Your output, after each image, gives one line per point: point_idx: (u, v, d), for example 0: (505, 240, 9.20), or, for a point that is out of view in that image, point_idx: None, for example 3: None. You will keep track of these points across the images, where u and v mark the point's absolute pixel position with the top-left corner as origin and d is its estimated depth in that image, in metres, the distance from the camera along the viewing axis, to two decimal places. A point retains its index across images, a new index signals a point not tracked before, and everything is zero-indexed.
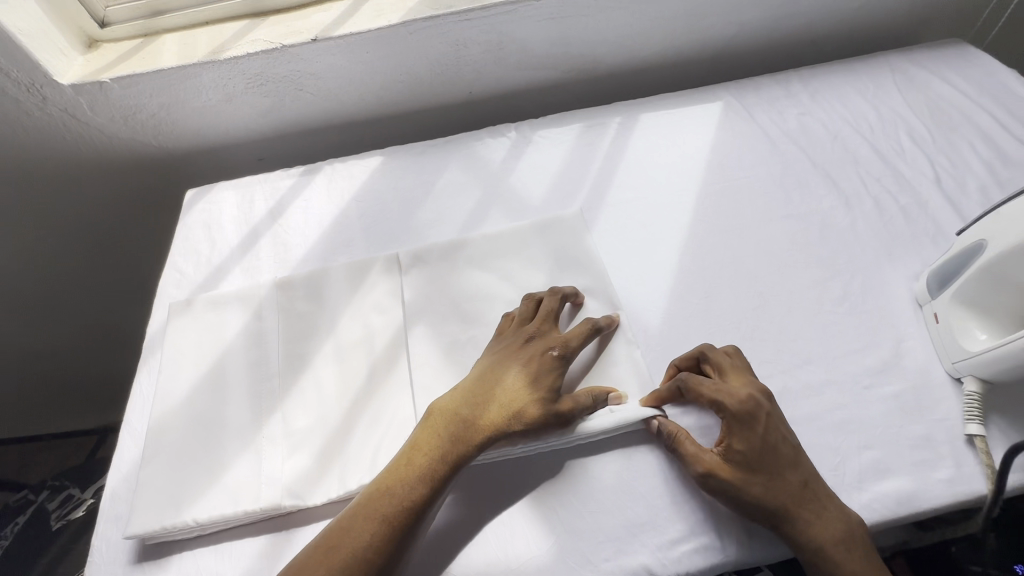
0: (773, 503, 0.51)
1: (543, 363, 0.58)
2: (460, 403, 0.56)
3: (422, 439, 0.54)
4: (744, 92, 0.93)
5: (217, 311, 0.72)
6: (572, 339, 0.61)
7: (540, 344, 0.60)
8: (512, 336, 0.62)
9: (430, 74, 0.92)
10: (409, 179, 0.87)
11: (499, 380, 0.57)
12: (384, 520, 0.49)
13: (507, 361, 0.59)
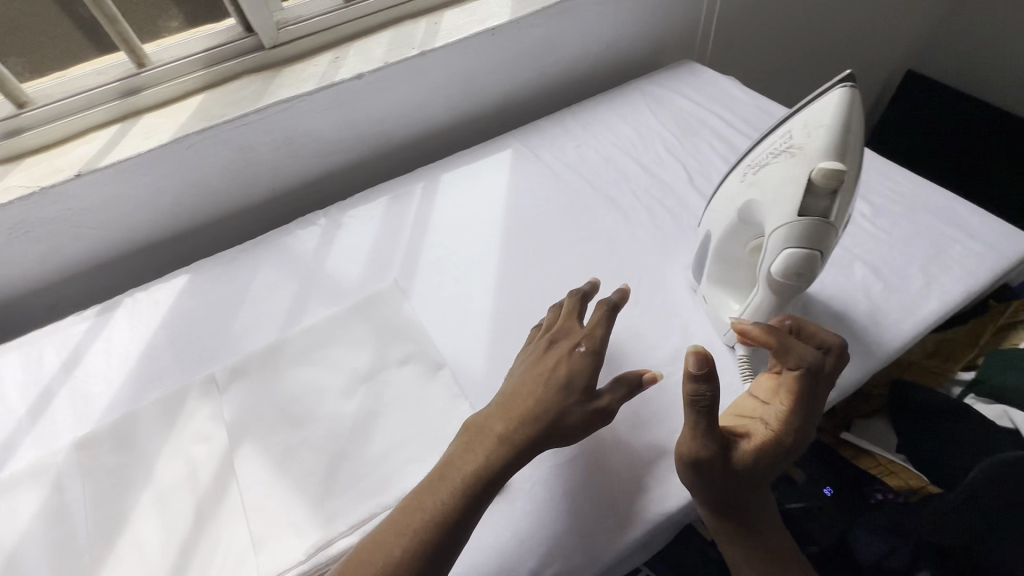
0: (740, 495, 0.53)
1: (574, 362, 0.58)
2: (505, 422, 0.56)
3: (460, 458, 0.54)
4: (528, 137, 1.03)
5: (4, 498, 0.63)
6: (594, 331, 0.61)
7: (566, 344, 0.61)
8: (541, 341, 0.63)
9: (223, 181, 0.91)
10: (221, 290, 0.84)
11: (537, 396, 0.57)
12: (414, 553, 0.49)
13: (535, 366, 0.60)
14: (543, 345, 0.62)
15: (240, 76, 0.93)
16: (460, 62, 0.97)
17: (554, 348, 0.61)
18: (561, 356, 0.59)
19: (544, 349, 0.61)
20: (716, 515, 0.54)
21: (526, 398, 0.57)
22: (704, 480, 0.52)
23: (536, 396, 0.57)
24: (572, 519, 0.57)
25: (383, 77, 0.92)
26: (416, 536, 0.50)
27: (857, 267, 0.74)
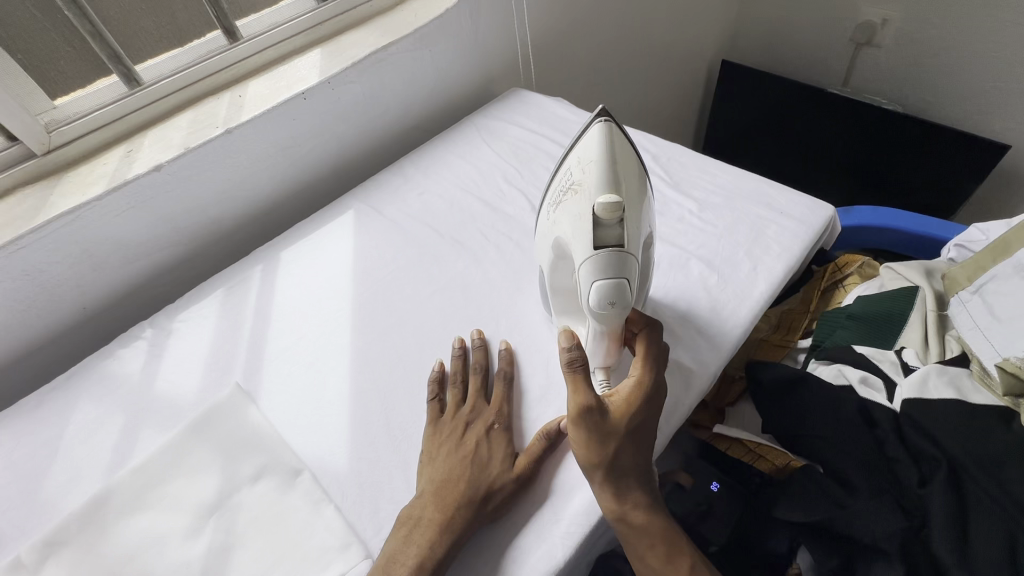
0: (623, 462, 0.55)
1: (493, 438, 0.61)
2: (432, 503, 0.56)
3: (398, 552, 0.54)
4: (369, 193, 1.00)
5: None
6: (503, 409, 0.65)
7: (479, 425, 0.63)
8: (451, 425, 0.63)
9: (12, 315, 0.78)
10: (26, 444, 0.71)
11: (464, 474, 0.58)
12: None
13: (457, 442, 0.61)
14: (456, 419, 0.63)
15: (12, 192, 0.81)
16: (275, 131, 0.92)
17: (472, 424, 0.63)
18: (492, 432, 0.62)
19: (461, 425, 0.63)
20: (612, 490, 0.55)
21: (462, 474, 0.58)
22: (595, 441, 0.54)
23: (475, 472, 0.58)
24: None
25: (187, 163, 0.84)
26: None
27: (692, 264, 0.78)
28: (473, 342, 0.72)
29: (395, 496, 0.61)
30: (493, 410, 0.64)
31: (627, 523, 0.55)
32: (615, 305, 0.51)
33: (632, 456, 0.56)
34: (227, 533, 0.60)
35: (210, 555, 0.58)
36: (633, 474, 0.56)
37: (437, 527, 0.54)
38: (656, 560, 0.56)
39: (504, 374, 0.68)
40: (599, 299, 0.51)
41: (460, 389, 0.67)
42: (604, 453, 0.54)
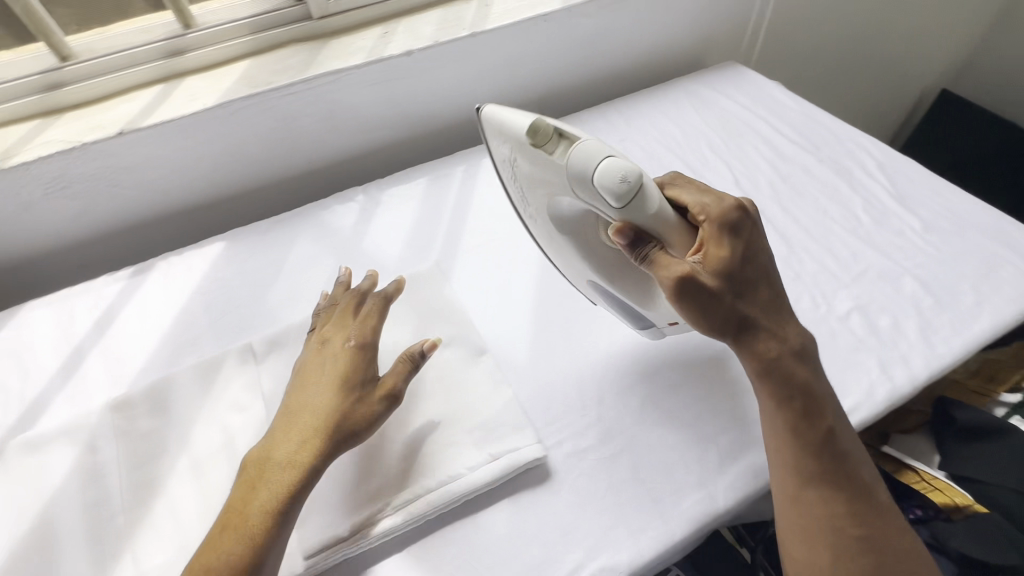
0: (748, 316, 0.54)
1: (350, 353, 0.60)
2: (269, 450, 0.55)
3: (241, 501, 0.52)
4: (571, 127, 1.02)
5: (40, 454, 0.62)
6: (367, 328, 0.63)
7: (336, 342, 0.62)
8: (313, 343, 0.64)
9: (263, 150, 0.89)
10: (256, 261, 0.83)
11: (309, 396, 0.58)
12: (256, 533, 0.50)
13: (320, 362, 0.61)
14: (314, 343, 0.63)
15: (286, 44, 0.91)
16: (509, 45, 0.95)
17: (328, 345, 0.62)
18: (341, 352, 0.61)
19: (315, 350, 0.62)
20: (767, 374, 0.55)
21: (328, 391, 0.58)
22: (700, 309, 0.52)
23: (342, 378, 0.58)
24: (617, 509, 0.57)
25: (430, 56, 0.90)
26: (254, 522, 0.50)
27: (906, 281, 0.74)
28: (340, 276, 0.71)
29: (569, 403, 0.65)
30: (359, 326, 0.63)
31: (779, 407, 0.54)
32: (628, 178, 0.49)
33: (757, 312, 0.55)
34: (417, 384, 0.66)
35: None
36: (780, 342, 0.55)
37: (372, 400, 0.58)
38: (830, 463, 0.52)
39: (378, 299, 0.66)
40: (598, 175, 0.50)
41: (327, 320, 0.67)
42: (710, 294, 0.52)
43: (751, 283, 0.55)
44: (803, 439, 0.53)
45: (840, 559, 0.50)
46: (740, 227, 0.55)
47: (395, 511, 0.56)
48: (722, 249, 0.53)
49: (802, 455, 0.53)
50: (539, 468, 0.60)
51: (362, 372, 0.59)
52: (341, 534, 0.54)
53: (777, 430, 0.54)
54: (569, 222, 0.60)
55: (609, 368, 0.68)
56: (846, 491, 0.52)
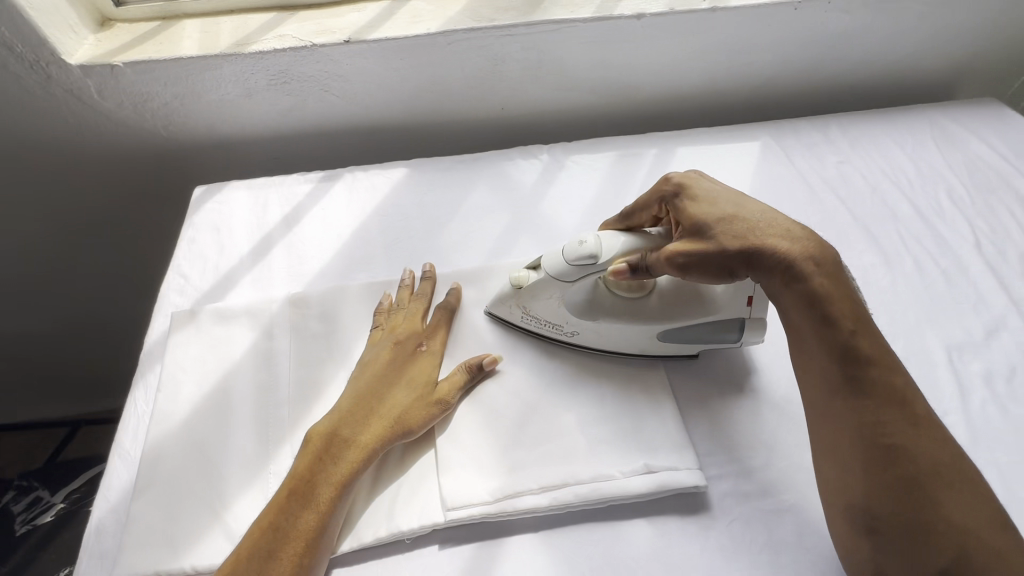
0: (755, 249, 0.55)
1: (418, 360, 0.62)
2: (340, 426, 0.56)
3: (308, 471, 0.53)
4: (783, 134, 0.91)
5: (225, 327, 0.67)
6: (430, 334, 0.64)
7: (408, 343, 0.63)
8: (380, 340, 0.64)
9: (464, 87, 0.88)
10: (434, 196, 0.83)
11: (381, 390, 0.58)
12: (323, 512, 0.51)
13: (390, 361, 0.61)
14: (388, 339, 0.63)
15: None
16: (745, 29, 0.85)
17: (400, 347, 0.62)
18: (413, 355, 0.62)
19: (390, 348, 0.62)
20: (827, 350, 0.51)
21: (397, 386, 0.59)
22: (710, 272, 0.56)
23: (411, 376, 0.60)
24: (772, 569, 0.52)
25: (660, 24, 0.82)
26: (321, 499, 0.51)
27: None
28: (403, 279, 0.69)
29: (734, 438, 0.60)
30: (426, 333, 0.64)
31: (814, 337, 0.52)
32: (585, 240, 0.59)
33: (762, 244, 0.55)
34: (578, 367, 0.64)
35: (560, 375, 0.63)
36: (806, 268, 0.53)
37: (435, 398, 0.58)
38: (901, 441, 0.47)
39: (441, 311, 0.66)
40: (566, 258, 0.60)
41: (393, 318, 0.66)
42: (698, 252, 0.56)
43: (748, 220, 0.56)
44: (835, 372, 0.50)
45: (873, 492, 0.46)
46: (716, 191, 0.60)
47: (543, 491, 0.54)
48: (699, 211, 0.58)
49: (835, 394, 0.50)
50: (691, 496, 0.57)
51: (428, 375, 0.60)
52: (487, 498, 0.54)
53: (810, 360, 0.52)
54: (589, 304, 0.63)
55: (786, 414, 0.62)
56: (884, 430, 0.47)
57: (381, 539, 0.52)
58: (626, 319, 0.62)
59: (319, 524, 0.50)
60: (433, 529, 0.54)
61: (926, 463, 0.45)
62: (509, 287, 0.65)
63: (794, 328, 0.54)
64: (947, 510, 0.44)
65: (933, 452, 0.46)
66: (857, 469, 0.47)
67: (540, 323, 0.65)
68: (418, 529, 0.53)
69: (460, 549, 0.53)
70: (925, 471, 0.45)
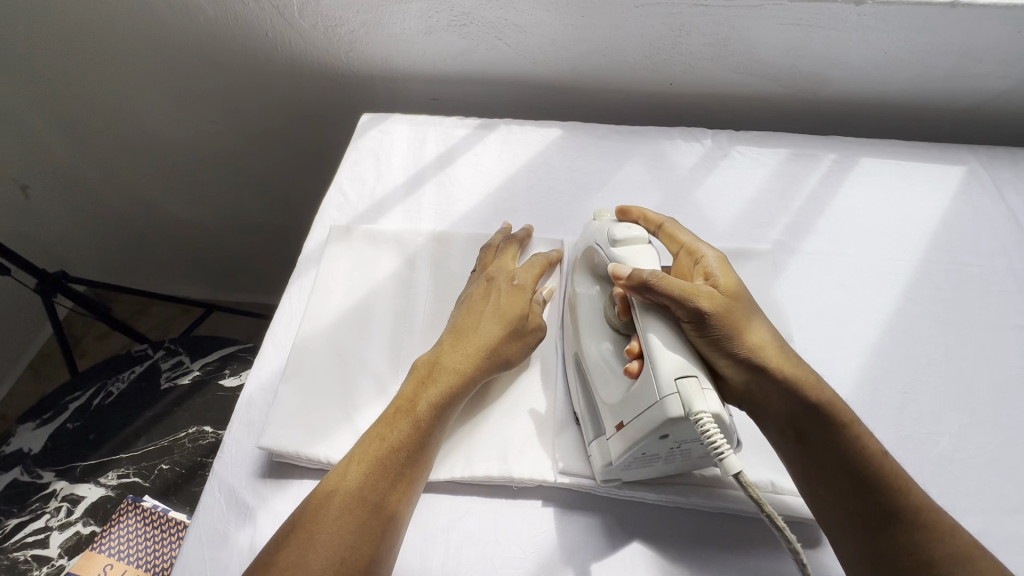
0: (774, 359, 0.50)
1: (509, 295, 0.61)
2: (439, 356, 0.56)
3: (411, 392, 0.53)
4: (998, 162, 0.78)
5: (374, 248, 0.71)
6: (521, 272, 0.63)
7: (498, 281, 0.63)
8: (472, 281, 0.64)
9: (638, 55, 0.84)
10: (586, 161, 0.81)
11: (475, 326, 0.58)
12: (420, 429, 0.51)
13: (483, 297, 0.61)
14: (480, 278, 0.64)
15: None
16: (984, 32, 0.73)
17: (492, 284, 0.62)
18: (505, 289, 0.61)
19: (482, 285, 0.62)
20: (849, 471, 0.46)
21: (492, 318, 0.59)
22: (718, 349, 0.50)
23: (506, 310, 0.60)
24: None
25: (880, 14, 0.73)
26: (419, 416, 0.51)
27: None
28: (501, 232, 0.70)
29: None
30: (516, 271, 0.64)
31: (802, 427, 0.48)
32: (633, 229, 0.57)
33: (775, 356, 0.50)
34: None
35: None
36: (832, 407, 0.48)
37: (532, 330, 0.60)
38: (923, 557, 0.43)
39: (538, 257, 0.66)
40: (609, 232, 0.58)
41: (488, 260, 0.67)
42: (677, 310, 0.50)
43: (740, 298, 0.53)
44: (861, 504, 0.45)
45: None
46: (712, 266, 0.55)
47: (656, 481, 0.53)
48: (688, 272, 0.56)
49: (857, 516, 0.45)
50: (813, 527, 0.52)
51: (523, 309, 0.60)
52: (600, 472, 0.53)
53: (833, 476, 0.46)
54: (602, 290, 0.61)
55: (942, 471, 0.55)
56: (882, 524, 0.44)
57: (493, 479, 0.54)
58: (581, 331, 0.58)
59: (418, 437, 0.50)
60: (540, 484, 0.54)
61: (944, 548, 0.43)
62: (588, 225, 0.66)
63: (777, 434, 0.49)
64: None
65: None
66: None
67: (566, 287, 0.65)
68: (526, 481, 0.54)
69: (563, 510, 0.54)
70: (943, 567, 0.42)
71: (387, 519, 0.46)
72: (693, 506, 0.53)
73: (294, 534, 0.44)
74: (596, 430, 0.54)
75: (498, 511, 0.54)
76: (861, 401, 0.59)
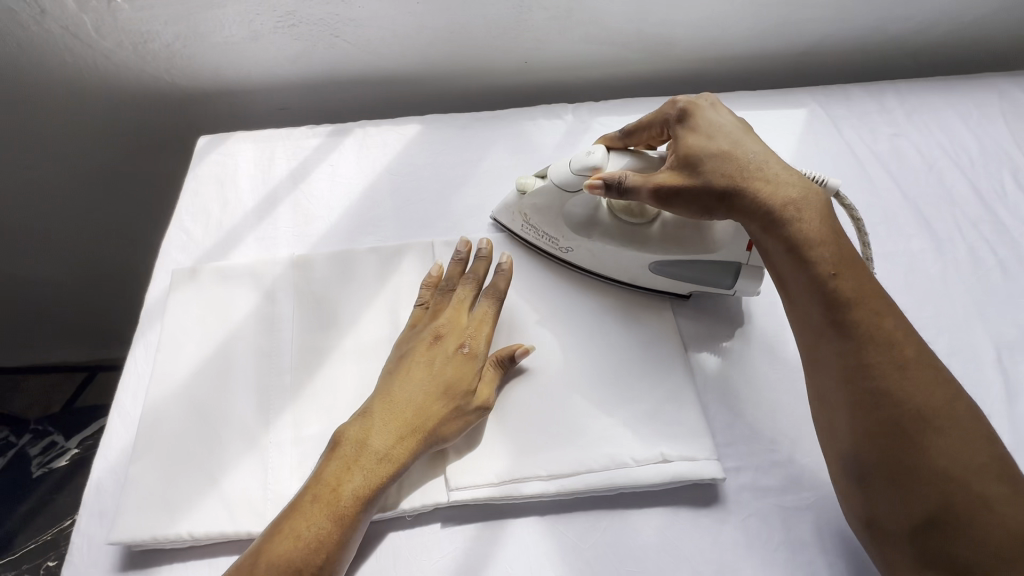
0: (739, 189, 0.52)
1: (459, 363, 0.54)
2: (373, 434, 0.50)
3: (337, 478, 0.48)
4: (833, 100, 0.83)
5: (224, 287, 0.64)
6: (479, 332, 0.56)
7: (448, 345, 0.55)
8: (420, 332, 0.56)
9: (486, 36, 0.80)
10: (449, 155, 0.78)
11: (419, 407, 0.51)
12: (339, 518, 0.46)
13: (426, 363, 0.54)
14: (426, 335, 0.56)
15: None
16: None
17: (438, 345, 0.55)
18: (453, 356, 0.54)
19: (428, 345, 0.55)
20: (816, 300, 0.48)
21: (436, 390, 0.52)
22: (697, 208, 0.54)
23: (449, 382, 0.53)
24: (784, 563, 0.50)
25: None
26: (342, 509, 0.46)
27: None
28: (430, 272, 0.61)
29: (755, 428, 0.57)
30: (470, 332, 0.56)
31: (814, 300, 0.48)
32: (593, 151, 0.57)
33: (750, 185, 0.52)
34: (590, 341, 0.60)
35: (574, 352, 0.59)
36: (789, 212, 0.50)
37: (474, 406, 0.53)
38: (853, 367, 0.46)
39: (489, 303, 0.58)
40: (571, 168, 0.58)
41: (435, 306, 0.58)
42: (697, 213, 0.55)
43: (776, 179, 0.52)
44: (822, 321, 0.48)
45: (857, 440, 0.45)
46: (753, 147, 0.54)
47: (550, 479, 0.52)
48: (694, 143, 0.54)
49: (821, 340, 0.48)
50: (705, 487, 0.54)
51: (469, 381, 0.53)
52: (493, 479, 0.52)
53: (802, 311, 0.50)
54: (587, 222, 0.62)
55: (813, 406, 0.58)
56: (885, 430, 0.44)
57: (382, 515, 0.50)
58: (620, 244, 0.61)
59: (339, 532, 0.46)
60: (435, 507, 0.52)
61: (882, 355, 0.45)
62: (517, 197, 0.65)
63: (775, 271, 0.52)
64: (932, 449, 0.43)
65: (920, 391, 0.44)
66: (844, 417, 0.46)
67: (540, 237, 0.64)
68: (418, 509, 0.51)
69: (461, 529, 0.51)
70: (899, 391, 0.44)
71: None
72: (592, 495, 0.53)
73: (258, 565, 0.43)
74: (725, 274, 0.60)
75: (395, 546, 0.51)
76: (735, 355, 0.61)
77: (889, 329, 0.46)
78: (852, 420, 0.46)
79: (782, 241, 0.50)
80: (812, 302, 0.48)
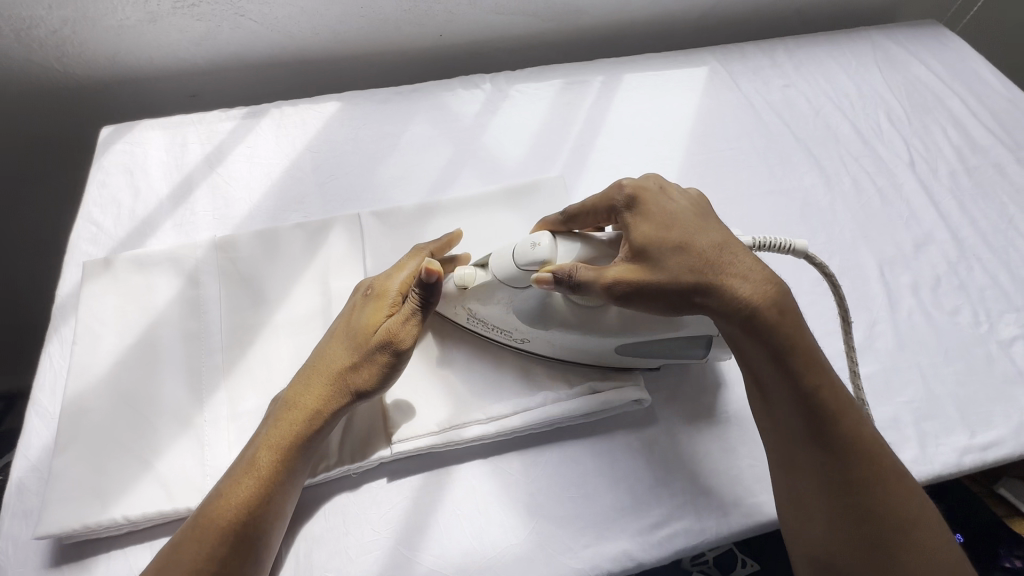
0: (711, 285, 0.45)
1: (368, 311, 0.52)
2: (294, 389, 0.50)
3: (263, 434, 0.48)
4: (731, 57, 0.89)
5: (142, 274, 0.62)
6: (385, 276, 0.53)
7: (358, 299, 0.54)
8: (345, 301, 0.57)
9: (396, 10, 0.80)
10: (370, 129, 0.78)
11: (330, 355, 0.51)
12: (262, 473, 0.46)
13: (341, 320, 0.54)
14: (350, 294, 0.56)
15: None
16: None
17: (351, 303, 0.54)
18: (361, 304, 0.53)
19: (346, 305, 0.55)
20: (799, 411, 0.45)
21: (340, 337, 0.52)
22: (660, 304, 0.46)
23: (355, 331, 0.51)
24: (708, 471, 0.55)
25: None
26: (264, 465, 0.46)
27: None
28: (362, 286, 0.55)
29: None
30: (379, 280, 0.53)
31: (793, 411, 0.46)
32: (539, 243, 0.47)
33: (722, 282, 0.45)
34: None
35: None
36: (771, 315, 0.44)
37: (381, 353, 0.50)
38: (834, 478, 0.45)
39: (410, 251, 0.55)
40: (516, 262, 0.48)
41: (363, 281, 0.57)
42: (659, 308, 0.47)
43: (748, 273, 0.46)
44: (800, 432, 0.46)
45: (837, 539, 0.45)
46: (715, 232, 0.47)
47: (489, 421, 0.54)
48: (650, 232, 0.47)
49: (801, 446, 0.46)
50: (635, 413, 0.57)
51: (378, 323, 0.51)
52: (434, 428, 0.53)
53: (782, 421, 0.47)
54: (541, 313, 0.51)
55: None
56: (866, 547, 0.44)
57: (328, 475, 0.51)
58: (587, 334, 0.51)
59: (263, 490, 0.46)
60: (379, 463, 0.53)
61: (860, 470, 0.44)
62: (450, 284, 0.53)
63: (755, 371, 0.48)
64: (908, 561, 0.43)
65: (893, 499, 0.44)
66: (822, 521, 0.45)
67: (488, 326, 0.54)
68: (363, 464, 0.52)
69: (407, 480, 0.53)
70: (874, 493, 0.44)
71: (252, 543, 0.45)
72: (531, 432, 0.55)
73: (181, 546, 0.43)
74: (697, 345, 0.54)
75: (343, 505, 0.52)
76: None
77: (866, 437, 0.45)
78: (830, 520, 0.45)
79: (767, 353, 0.45)
80: (796, 413, 0.45)
